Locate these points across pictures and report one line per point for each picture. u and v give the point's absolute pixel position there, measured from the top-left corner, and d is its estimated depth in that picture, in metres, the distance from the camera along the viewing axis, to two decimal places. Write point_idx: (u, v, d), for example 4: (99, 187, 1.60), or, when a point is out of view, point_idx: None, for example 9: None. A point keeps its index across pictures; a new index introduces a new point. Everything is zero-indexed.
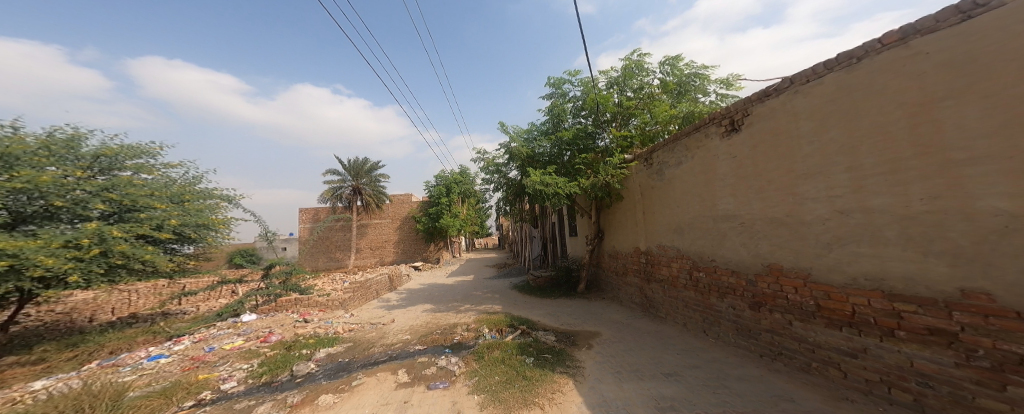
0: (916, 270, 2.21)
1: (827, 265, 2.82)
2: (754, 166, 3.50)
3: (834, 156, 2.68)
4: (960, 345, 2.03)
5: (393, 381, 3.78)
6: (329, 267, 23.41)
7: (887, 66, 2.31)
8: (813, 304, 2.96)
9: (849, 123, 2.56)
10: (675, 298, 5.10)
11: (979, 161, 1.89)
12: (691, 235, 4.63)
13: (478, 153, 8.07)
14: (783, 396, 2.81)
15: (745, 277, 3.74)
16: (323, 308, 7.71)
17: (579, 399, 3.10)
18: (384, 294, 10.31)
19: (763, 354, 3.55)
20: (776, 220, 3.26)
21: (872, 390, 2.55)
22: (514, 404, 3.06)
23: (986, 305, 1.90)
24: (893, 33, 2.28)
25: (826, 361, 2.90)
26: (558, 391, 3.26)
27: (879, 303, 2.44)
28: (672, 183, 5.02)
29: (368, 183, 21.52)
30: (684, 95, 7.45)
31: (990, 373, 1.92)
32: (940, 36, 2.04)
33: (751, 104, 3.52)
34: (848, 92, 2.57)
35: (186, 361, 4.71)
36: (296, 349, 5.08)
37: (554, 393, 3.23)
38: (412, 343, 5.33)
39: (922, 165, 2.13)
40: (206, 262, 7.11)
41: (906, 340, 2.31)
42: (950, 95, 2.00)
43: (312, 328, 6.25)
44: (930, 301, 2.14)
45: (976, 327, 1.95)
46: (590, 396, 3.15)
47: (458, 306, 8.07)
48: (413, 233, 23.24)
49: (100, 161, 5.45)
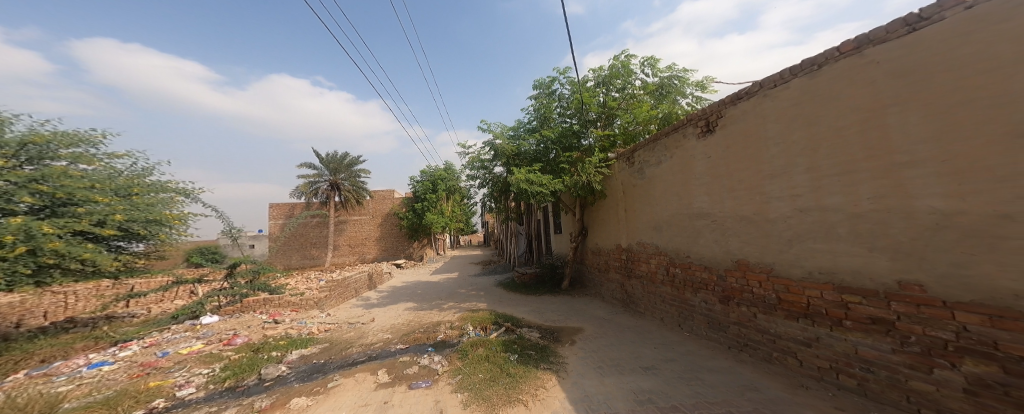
0: (862, 264, 2.39)
1: (786, 260, 2.98)
2: (725, 166, 3.64)
3: (796, 158, 2.83)
4: (896, 332, 2.22)
5: (373, 381, 3.69)
6: (304, 265, 22.49)
7: (844, 74, 2.46)
8: (775, 297, 3.13)
9: (810, 126, 2.71)
10: (654, 294, 5.24)
11: (918, 164, 2.05)
12: (668, 233, 4.77)
13: (463, 148, 7.96)
14: (749, 385, 2.94)
15: (716, 272, 3.89)
16: (297, 308, 7.45)
17: (563, 395, 3.13)
18: (364, 293, 10.00)
19: (731, 345, 3.71)
20: (745, 218, 3.41)
21: (823, 376, 2.73)
22: (497, 401, 3.05)
23: (918, 295, 2.09)
24: (851, 42, 2.42)
25: (785, 351, 3.07)
26: (541, 387, 3.28)
27: (830, 295, 2.62)
28: (652, 182, 5.14)
29: (347, 178, 20.80)
30: (666, 96, 7.66)
31: (920, 357, 2.11)
32: (890, 47, 2.19)
33: (724, 107, 3.65)
34: (810, 96, 2.72)
35: (134, 367, 4.39)
36: (265, 351, 4.87)
37: (537, 389, 3.25)
38: (393, 342, 5.23)
39: (870, 166, 2.29)
40: (159, 261, 6.60)
41: (852, 329, 2.50)
42: (896, 102, 2.16)
43: (283, 329, 6.01)
44: (872, 293, 2.33)
45: (909, 315, 2.14)
46: (573, 391, 3.19)
47: (442, 304, 7.99)
48: (395, 230, 22.72)
49: (27, 150, 4.91)
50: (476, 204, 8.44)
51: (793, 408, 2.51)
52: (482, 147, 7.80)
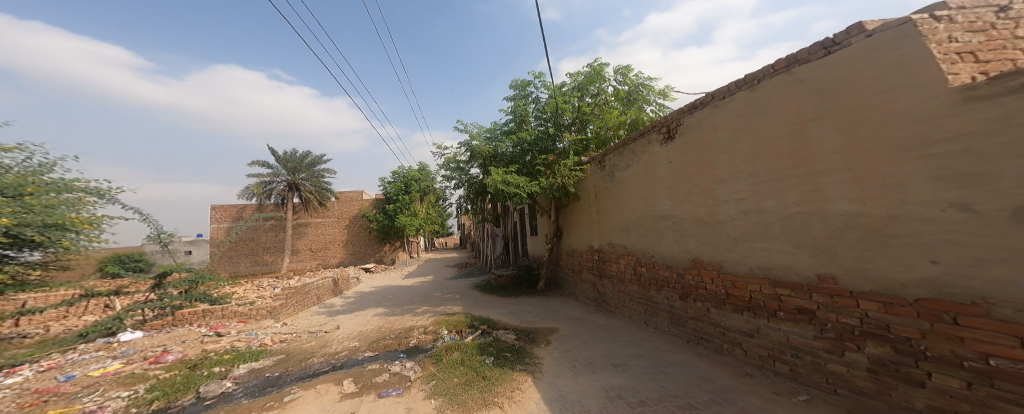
0: (791, 261, 2.62)
1: (732, 258, 3.19)
2: (683, 171, 3.81)
3: (739, 164, 3.04)
4: (817, 320, 2.46)
5: (337, 391, 3.46)
6: (258, 271, 20.79)
7: (776, 89, 2.70)
8: (724, 292, 3.32)
9: (751, 136, 2.93)
10: (623, 292, 5.40)
11: (833, 172, 2.30)
12: (635, 234, 4.93)
13: (438, 149, 7.74)
14: (706, 376, 3.07)
15: (676, 270, 4.05)
16: (245, 319, 6.88)
17: (538, 395, 3.10)
18: (326, 300, 9.40)
19: (689, 339, 3.89)
20: (699, 220, 3.60)
21: (764, 364, 2.94)
22: (473, 405, 2.97)
23: (832, 287, 2.35)
24: (782, 60, 2.65)
25: (733, 342, 3.28)
26: (517, 389, 3.23)
27: (766, 288, 2.84)
28: (621, 185, 5.29)
29: (307, 178, 19.62)
30: (634, 103, 7.98)
31: (835, 342, 2.35)
32: (813, 67, 2.44)
33: (683, 115, 3.83)
34: (751, 108, 2.94)
35: (27, 395, 3.76)
36: (203, 368, 4.39)
37: (513, 391, 3.20)
38: (361, 350, 4.94)
39: (798, 174, 2.53)
40: (60, 273, 4.74)
41: (783, 319, 2.72)
42: (817, 116, 2.40)
43: (227, 342, 5.50)
44: (798, 286, 2.57)
45: (826, 305, 2.39)
46: (548, 391, 3.16)
47: (414, 308, 7.70)
48: (363, 233, 21.68)
49: None
50: (451, 206, 8.24)
51: (741, 396, 2.66)
52: (458, 148, 7.64)
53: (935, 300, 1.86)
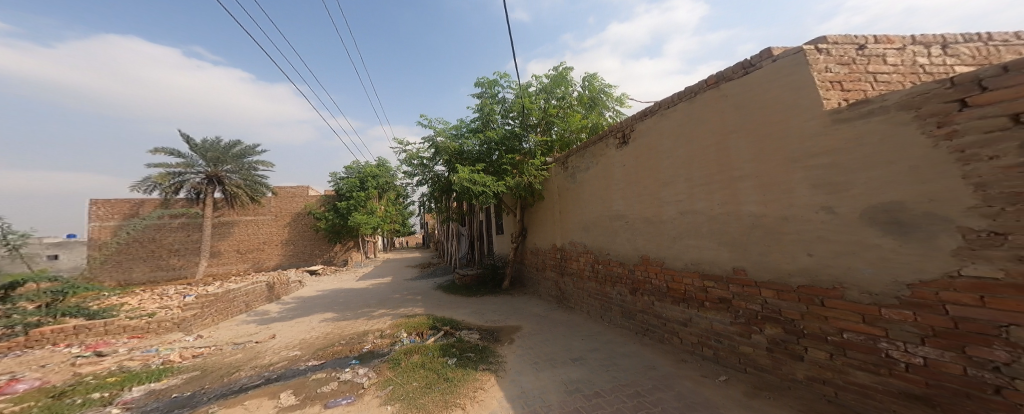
0: (713, 256, 2.89)
1: (671, 254, 3.42)
2: (635, 174, 4.01)
3: (678, 169, 3.28)
4: (732, 308, 2.75)
5: (273, 405, 3.08)
6: (168, 277, 17.80)
7: (708, 102, 2.94)
8: (665, 286, 3.56)
9: (688, 143, 3.16)
10: (582, 289, 5.56)
11: (748, 178, 2.57)
12: (594, 232, 5.08)
13: (398, 144, 7.17)
14: (650, 365, 3.26)
15: (628, 267, 4.24)
16: (139, 335, 5.70)
17: (500, 394, 3.03)
18: (257, 307, 8.30)
19: (637, 331, 4.11)
20: (646, 220, 3.82)
21: (696, 350, 3.20)
22: (433, 407, 2.83)
23: (742, 278, 2.65)
24: (713, 77, 2.90)
25: (671, 332, 3.53)
26: (479, 389, 3.13)
27: (695, 281, 3.11)
28: (582, 185, 5.42)
29: (234, 171, 17.16)
30: (595, 108, 8.08)
31: (746, 326, 2.65)
32: (736, 84, 2.69)
33: (635, 122, 4.02)
34: (688, 118, 3.17)
35: None
36: (76, 394, 3.55)
37: (474, 391, 3.09)
38: (303, 360, 4.45)
39: (721, 179, 2.80)
40: None
41: (709, 309, 2.99)
42: (738, 128, 2.66)
43: (112, 363, 4.55)
44: (718, 278, 2.86)
45: (738, 294, 2.69)
46: (510, 389, 3.11)
47: (369, 312, 7.15)
48: (308, 232, 19.70)
49: None
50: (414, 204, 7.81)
51: (678, 380, 2.86)
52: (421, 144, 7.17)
53: (812, 286, 2.17)
